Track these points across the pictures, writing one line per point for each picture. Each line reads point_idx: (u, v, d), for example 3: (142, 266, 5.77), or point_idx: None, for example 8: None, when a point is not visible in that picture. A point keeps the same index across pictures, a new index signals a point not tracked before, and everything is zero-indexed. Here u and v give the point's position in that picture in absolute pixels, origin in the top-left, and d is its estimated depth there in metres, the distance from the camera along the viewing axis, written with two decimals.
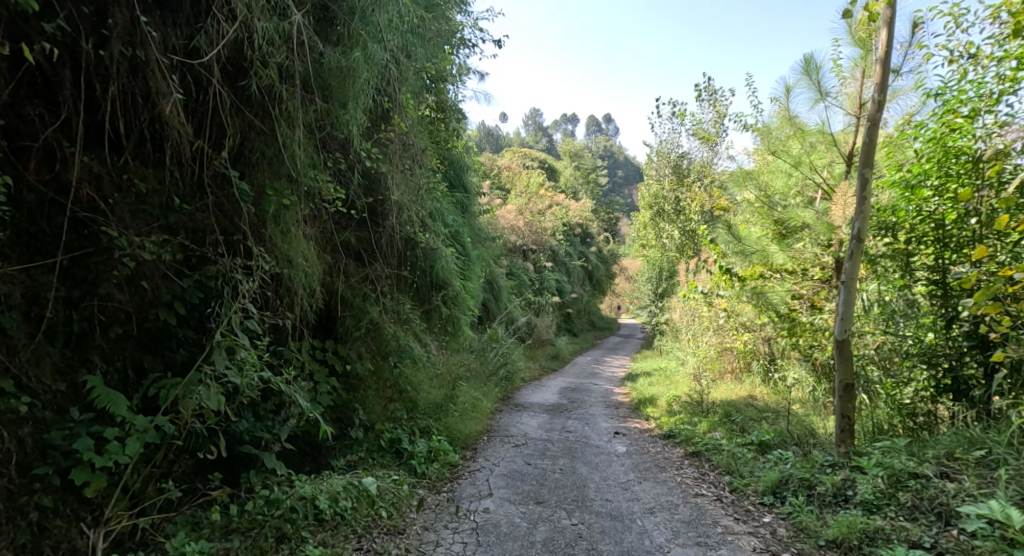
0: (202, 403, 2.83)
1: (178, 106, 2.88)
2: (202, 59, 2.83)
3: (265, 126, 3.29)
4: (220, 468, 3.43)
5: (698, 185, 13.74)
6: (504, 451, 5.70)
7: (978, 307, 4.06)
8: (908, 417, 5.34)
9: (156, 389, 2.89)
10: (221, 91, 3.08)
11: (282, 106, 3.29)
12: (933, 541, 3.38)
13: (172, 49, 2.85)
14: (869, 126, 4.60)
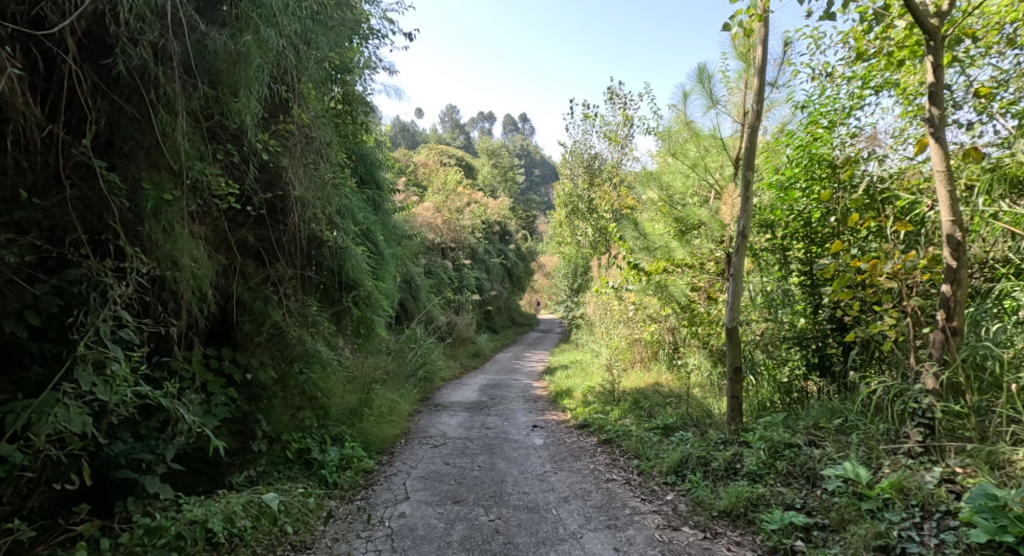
0: (61, 426, 2.60)
1: (19, 83, 2.66)
2: (49, 28, 2.65)
3: (138, 112, 3.09)
4: (90, 498, 3.18)
5: (608, 185, 14.37)
6: (422, 453, 5.72)
7: (835, 294, 4.64)
8: (785, 394, 5.98)
9: (2, 414, 2.61)
10: (78, 70, 2.89)
11: (159, 91, 3.12)
12: (803, 502, 3.77)
13: (11, 18, 2.65)
14: (749, 133, 5.09)
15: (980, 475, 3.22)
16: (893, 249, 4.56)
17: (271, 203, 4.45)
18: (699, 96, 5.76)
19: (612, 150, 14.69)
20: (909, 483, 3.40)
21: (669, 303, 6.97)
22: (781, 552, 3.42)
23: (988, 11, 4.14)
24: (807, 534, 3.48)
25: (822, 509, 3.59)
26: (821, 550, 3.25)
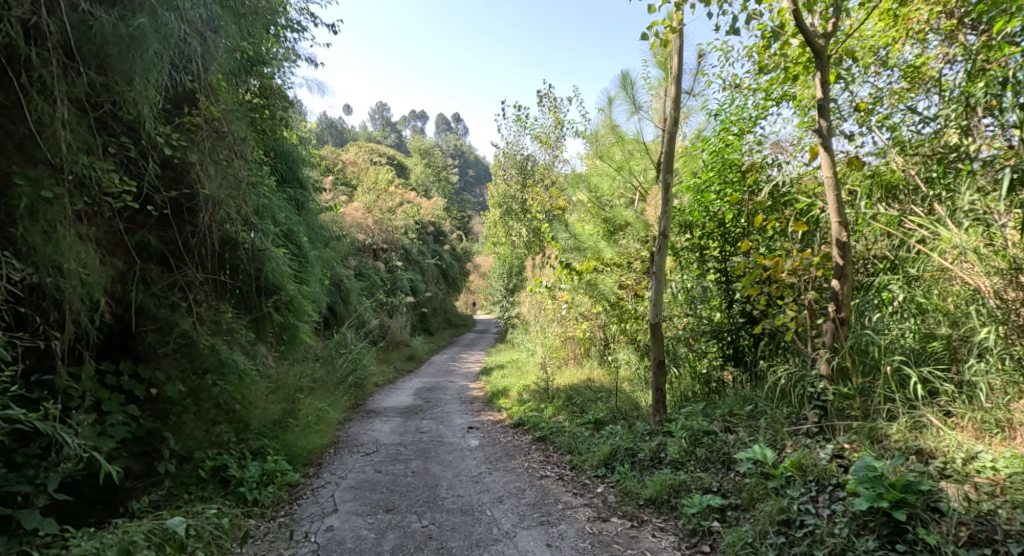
0: None
1: None
2: None
3: (6, 100, 2.87)
4: None
5: (540, 186, 14.64)
6: (353, 461, 5.59)
7: (745, 290, 5.01)
8: (704, 384, 6.31)
9: None
10: None
11: (32, 74, 2.89)
12: (719, 484, 4.02)
13: None
14: (668, 138, 5.36)
15: (863, 449, 3.49)
16: (793, 248, 4.97)
17: (176, 203, 4.20)
18: (623, 102, 6.01)
19: (544, 151, 14.94)
20: (805, 460, 3.61)
21: (600, 302, 7.26)
22: (700, 534, 3.64)
23: (868, 34, 4.62)
24: (722, 515, 3.71)
25: (735, 490, 3.84)
26: (734, 529, 3.47)
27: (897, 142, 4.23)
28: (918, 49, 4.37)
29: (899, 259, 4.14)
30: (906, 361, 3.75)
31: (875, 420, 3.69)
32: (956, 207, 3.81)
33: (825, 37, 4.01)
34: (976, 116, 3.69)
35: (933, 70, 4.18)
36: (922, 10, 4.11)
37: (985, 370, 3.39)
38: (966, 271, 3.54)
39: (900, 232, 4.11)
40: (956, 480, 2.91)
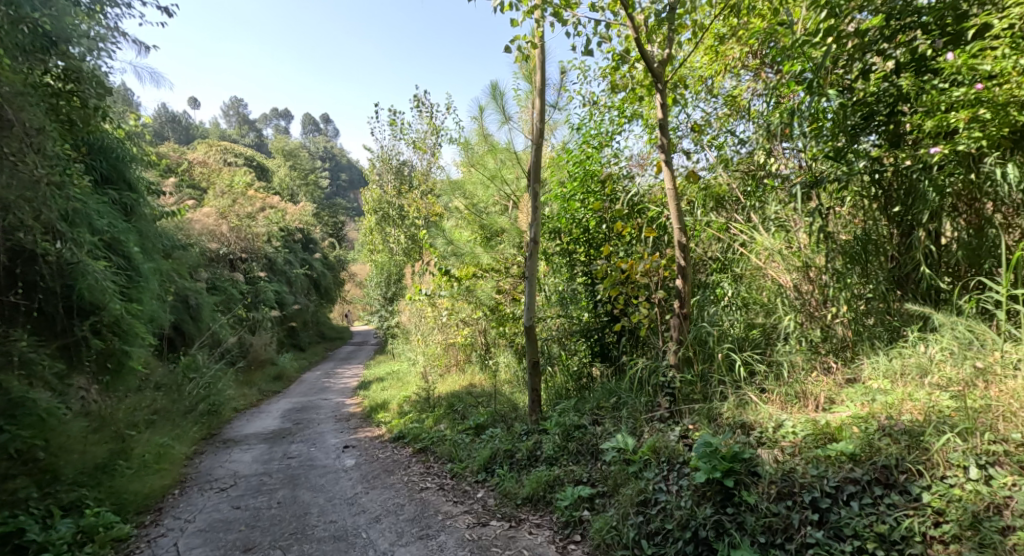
0: None
1: None
2: None
3: None
4: None
5: (417, 192, 14.53)
6: (205, 501, 5.08)
7: (606, 291, 5.44)
8: (576, 381, 6.57)
9: None
10: None
11: None
12: (588, 474, 4.28)
13: None
14: (534, 149, 5.61)
15: (702, 427, 3.93)
16: (646, 252, 5.46)
17: None
18: (494, 111, 6.19)
19: (421, 157, 14.87)
20: (659, 443, 3.94)
21: (480, 307, 7.42)
22: (572, 524, 3.86)
23: (696, 66, 5.28)
24: (591, 503, 3.96)
25: (603, 479, 4.11)
26: (602, 515, 3.72)
27: (723, 161, 4.88)
28: (734, 81, 5.09)
29: (728, 260, 4.72)
30: (733, 348, 4.33)
31: (711, 401, 4.20)
32: (766, 216, 4.47)
33: (662, 65, 4.49)
34: (776, 141, 4.37)
35: (746, 100, 4.89)
36: (735, 49, 4.88)
37: (789, 351, 4.05)
38: (773, 269, 4.24)
39: (727, 237, 4.68)
40: (768, 446, 3.37)
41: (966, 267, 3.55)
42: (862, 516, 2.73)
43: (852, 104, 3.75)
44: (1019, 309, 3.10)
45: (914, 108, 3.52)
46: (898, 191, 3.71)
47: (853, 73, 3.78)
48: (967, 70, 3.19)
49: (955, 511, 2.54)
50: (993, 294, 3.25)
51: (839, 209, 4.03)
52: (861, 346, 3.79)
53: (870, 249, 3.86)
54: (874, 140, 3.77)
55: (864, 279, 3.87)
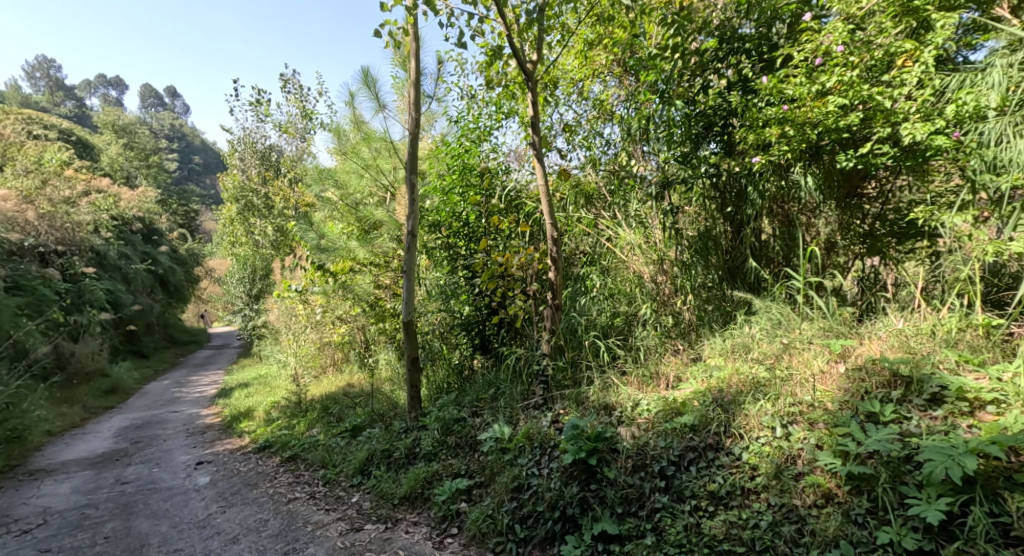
0: None
1: None
2: None
3: None
4: None
5: (284, 180, 13.61)
6: (2, 548, 4.35)
7: (486, 283, 5.52)
8: (460, 374, 6.31)
9: None
10: None
11: None
12: (466, 466, 4.33)
13: None
14: (410, 139, 5.39)
15: (571, 411, 4.17)
16: (524, 245, 5.56)
17: None
18: (368, 98, 6.00)
19: (289, 141, 14.03)
20: (532, 430, 4.10)
21: (356, 304, 7.05)
22: (449, 518, 3.91)
23: (568, 69, 5.54)
24: (468, 494, 4.03)
25: (479, 469, 4.18)
26: (478, 506, 3.81)
27: (592, 160, 5.16)
28: (601, 87, 5.45)
29: (596, 253, 5.06)
30: (599, 335, 4.66)
31: (580, 386, 4.46)
32: (629, 213, 4.84)
33: (534, 63, 4.66)
34: (637, 144, 4.75)
35: (612, 104, 5.26)
36: (602, 56, 5.20)
37: (646, 337, 4.45)
38: (634, 261, 4.62)
39: (596, 232, 5.01)
40: (626, 424, 3.70)
41: (779, 258, 4.18)
42: (699, 479, 3.11)
43: (695, 115, 4.25)
44: (812, 293, 3.72)
45: (739, 122, 4.09)
46: (731, 194, 4.30)
47: (696, 87, 4.29)
48: (776, 92, 3.71)
49: (765, 464, 2.96)
50: (794, 280, 3.88)
51: (686, 208, 4.56)
52: (702, 328, 4.30)
53: (710, 244, 4.40)
54: (713, 147, 4.33)
55: (707, 270, 4.39)
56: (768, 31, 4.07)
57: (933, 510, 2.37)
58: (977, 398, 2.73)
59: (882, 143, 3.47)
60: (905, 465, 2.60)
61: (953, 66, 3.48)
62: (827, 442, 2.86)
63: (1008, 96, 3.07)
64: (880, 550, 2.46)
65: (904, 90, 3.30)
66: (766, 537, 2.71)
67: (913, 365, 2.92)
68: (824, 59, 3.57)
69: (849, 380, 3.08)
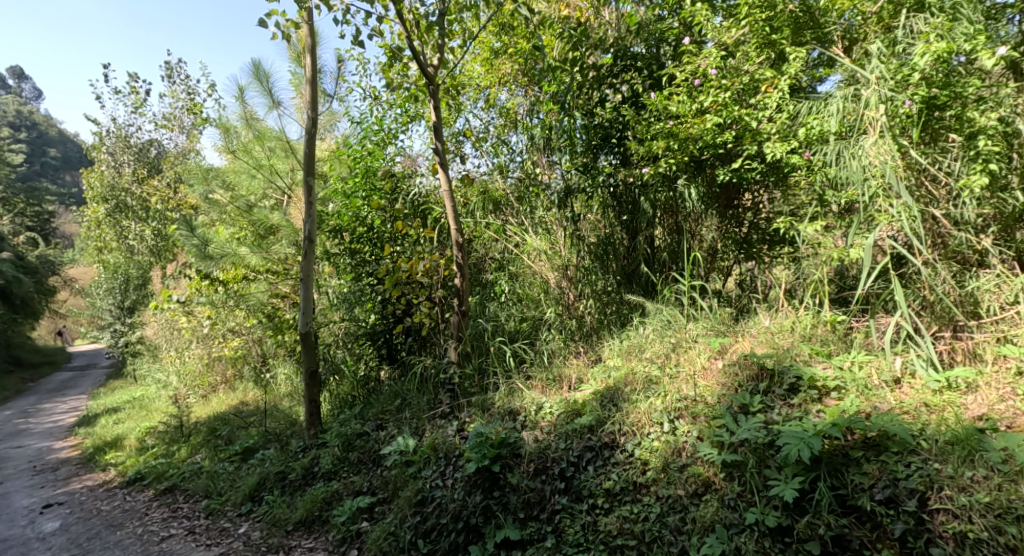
0: None
1: None
2: None
3: None
4: None
5: (164, 179, 12.47)
6: None
7: (388, 290, 5.34)
8: (363, 385, 6.02)
9: None
10: None
11: None
12: (368, 483, 4.18)
13: None
14: (307, 138, 5.07)
15: (477, 418, 4.16)
16: (429, 251, 5.43)
17: None
18: (260, 93, 5.65)
19: (171, 137, 12.91)
20: (437, 440, 4.04)
21: (252, 316, 6.54)
22: (348, 540, 3.76)
23: (475, 75, 5.59)
24: (370, 513, 3.89)
25: (382, 485, 4.05)
26: (379, 524, 3.69)
27: (500, 167, 5.27)
28: (507, 95, 5.52)
29: (505, 259, 5.13)
30: (505, 340, 4.70)
31: (487, 392, 4.46)
32: (534, 219, 4.95)
33: (434, 67, 4.57)
34: (543, 154, 4.88)
35: (518, 113, 5.30)
36: (507, 66, 5.31)
37: (551, 340, 4.58)
38: (540, 267, 4.71)
39: (503, 238, 5.05)
40: (530, 428, 3.76)
41: (669, 262, 4.47)
42: (597, 477, 3.23)
43: (593, 126, 4.47)
44: (696, 295, 4.03)
45: (632, 135, 4.32)
46: (626, 203, 4.52)
47: (594, 100, 4.51)
48: (662, 108, 3.98)
49: (654, 458, 3.13)
50: (681, 283, 4.16)
51: (588, 215, 4.74)
52: (603, 331, 4.46)
53: (609, 250, 4.59)
54: (608, 158, 4.55)
55: (606, 275, 4.58)
56: (655, 53, 4.36)
57: (789, 489, 2.58)
58: (824, 386, 3.05)
59: (751, 160, 3.83)
60: (769, 450, 2.83)
61: (805, 95, 3.87)
62: (706, 434, 3.08)
63: (846, 122, 3.35)
64: (747, 530, 2.64)
65: (767, 113, 3.61)
66: (654, 528, 2.85)
67: (776, 359, 3.22)
68: (701, 80, 3.87)
69: (725, 374, 3.35)
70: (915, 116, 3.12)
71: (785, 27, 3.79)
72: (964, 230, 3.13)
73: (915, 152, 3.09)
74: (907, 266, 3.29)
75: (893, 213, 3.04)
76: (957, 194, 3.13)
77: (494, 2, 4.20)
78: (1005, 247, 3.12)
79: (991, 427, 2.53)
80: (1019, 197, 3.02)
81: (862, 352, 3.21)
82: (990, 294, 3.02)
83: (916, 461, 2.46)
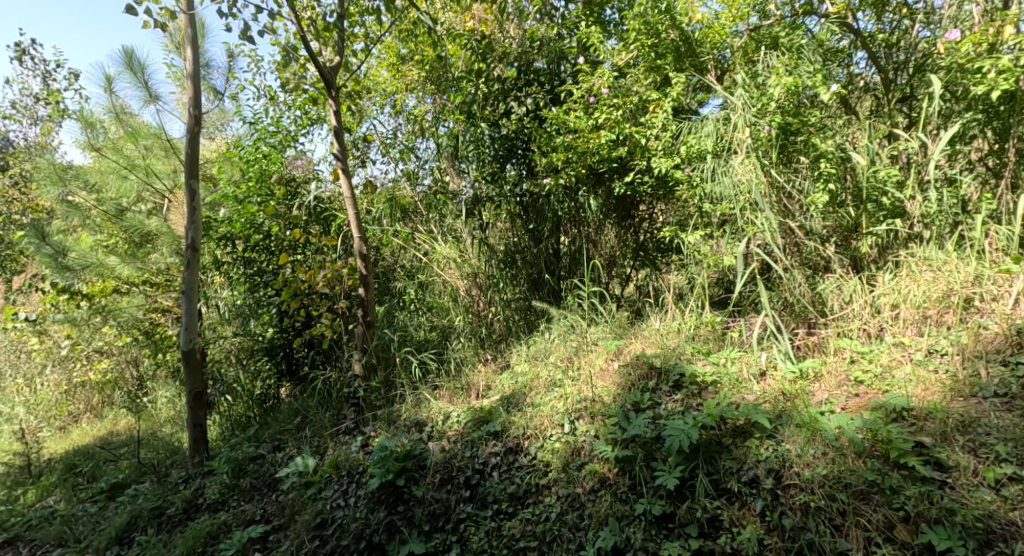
0: None
1: None
2: None
3: None
4: None
5: (11, 180, 10.92)
6: None
7: (285, 302, 5.08)
8: (259, 405, 5.63)
9: None
10: None
11: None
12: (262, 510, 3.93)
13: None
14: (188, 138, 4.60)
15: (382, 432, 4.06)
16: (328, 261, 5.21)
17: None
18: (133, 86, 5.17)
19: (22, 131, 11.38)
20: (340, 457, 3.88)
21: (122, 335, 5.71)
22: None
23: (380, 80, 5.61)
24: (264, 542, 3.65)
25: (278, 511, 3.82)
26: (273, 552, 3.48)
27: (408, 175, 5.20)
28: (415, 101, 5.48)
29: (415, 267, 5.10)
30: (412, 350, 4.64)
31: (394, 404, 4.36)
32: (444, 227, 4.91)
33: (335, 70, 4.42)
34: (456, 162, 4.84)
35: (427, 120, 5.32)
36: (414, 73, 5.33)
37: (462, 348, 4.57)
38: (450, 276, 4.72)
39: (413, 246, 4.97)
40: (437, 438, 3.75)
41: (570, 270, 4.66)
42: (501, 482, 3.28)
43: (500, 138, 4.58)
44: (595, 300, 4.25)
45: (532, 147, 4.53)
46: (534, 212, 4.65)
47: (499, 112, 4.58)
48: (560, 123, 4.18)
49: (555, 459, 3.24)
50: (583, 290, 4.36)
51: (496, 224, 4.77)
52: (511, 337, 4.53)
53: (518, 258, 4.70)
54: (515, 168, 4.65)
55: (514, 282, 4.68)
56: (556, 69, 4.58)
57: (671, 478, 2.79)
58: (703, 381, 3.31)
59: (643, 175, 4.12)
60: (655, 444, 3.03)
61: (687, 117, 4.17)
62: (602, 432, 3.25)
63: (720, 143, 3.68)
64: (636, 520, 2.81)
65: (653, 131, 3.90)
66: (554, 527, 2.96)
67: (663, 358, 3.48)
68: (596, 98, 4.11)
69: (620, 375, 3.56)
70: (774, 139, 3.53)
71: (667, 54, 4.15)
72: (813, 240, 3.59)
73: (773, 172, 3.51)
74: (772, 272, 3.70)
75: (757, 225, 3.41)
76: (806, 207, 3.59)
77: (398, 10, 4.17)
78: (843, 254, 3.61)
79: (830, 409, 2.88)
80: (852, 213, 3.53)
81: (735, 348, 3.56)
82: (833, 294, 3.48)
83: (772, 445, 2.78)
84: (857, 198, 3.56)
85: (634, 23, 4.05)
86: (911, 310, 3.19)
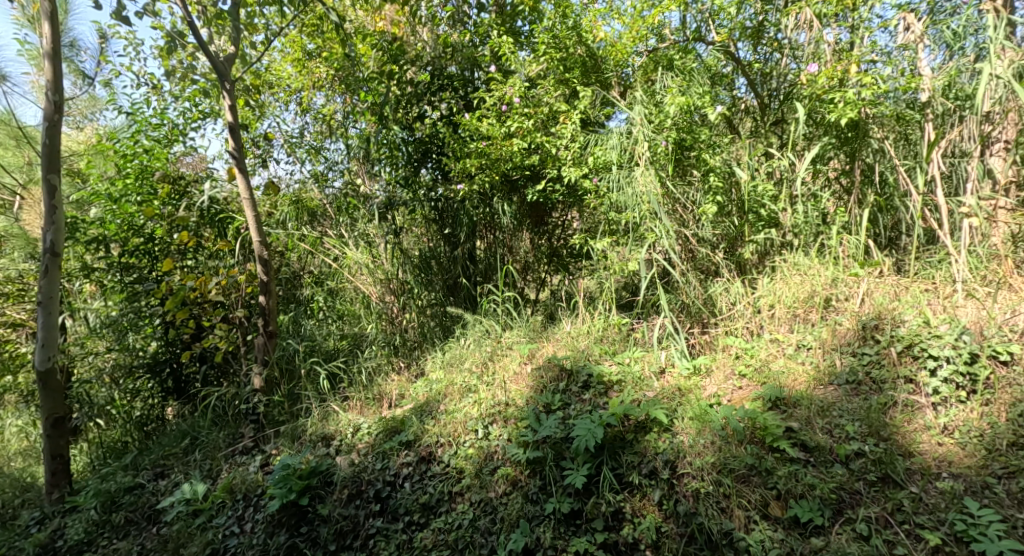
0: None
1: None
2: None
3: None
4: None
5: None
6: None
7: (170, 313, 4.58)
8: (138, 428, 5.05)
9: None
10: None
11: None
12: (139, 547, 3.52)
13: None
14: (45, 127, 3.93)
15: (284, 450, 3.80)
16: (219, 268, 4.78)
17: None
18: None
19: None
20: (235, 480, 3.58)
21: None
22: None
23: (283, 75, 5.33)
24: None
25: (158, 546, 3.45)
26: None
27: (316, 176, 4.99)
28: (323, 100, 5.21)
29: (323, 273, 4.88)
30: (319, 361, 4.41)
31: (298, 418, 4.10)
32: (354, 231, 4.79)
33: (229, 60, 4.10)
34: (366, 165, 4.73)
35: (337, 119, 4.99)
36: (320, 69, 4.98)
37: (373, 357, 4.41)
38: (363, 282, 4.58)
39: (321, 251, 4.72)
40: (345, 452, 3.58)
41: (483, 276, 4.68)
42: (412, 493, 3.21)
43: (414, 141, 4.51)
44: (508, 305, 4.32)
45: (444, 151, 4.52)
46: (450, 217, 4.60)
47: (412, 115, 4.51)
48: (471, 129, 4.21)
49: (468, 465, 3.22)
50: (496, 295, 4.40)
51: (412, 228, 4.72)
52: (425, 344, 4.45)
53: (433, 263, 4.65)
54: (429, 172, 4.62)
55: (427, 287, 4.61)
56: (469, 76, 4.60)
57: (579, 476, 2.89)
58: (609, 381, 3.46)
59: (554, 183, 4.26)
60: (565, 443, 3.12)
61: (595, 129, 4.34)
62: (514, 435, 3.29)
63: (623, 154, 3.87)
64: (546, 520, 2.88)
65: (563, 141, 4.04)
66: (467, 534, 2.94)
67: (573, 360, 3.60)
68: (509, 107, 4.19)
69: (533, 377, 3.63)
70: (670, 152, 3.82)
71: (575, 68, 4.35)
72: (705, 246, 3.92)
73: (670, 185, 3.78)
74: (671, 276, 3.98)
75: (656, 232, 3.67)
76: (698, 217, 3.90)
77: (302, 4, 3.97)
78: (730, 260, 3.97)
79: (717, 401, 3.16)
80: (736, 222, 3.91)
81: (637, 347, 3.78)
82: (721, 295, 3.79)
83: (669, 438, 2.97)
84: (741, 209, 3.94)
85: (543, 37, 4.23)
86: (784, 309, 3.55)
